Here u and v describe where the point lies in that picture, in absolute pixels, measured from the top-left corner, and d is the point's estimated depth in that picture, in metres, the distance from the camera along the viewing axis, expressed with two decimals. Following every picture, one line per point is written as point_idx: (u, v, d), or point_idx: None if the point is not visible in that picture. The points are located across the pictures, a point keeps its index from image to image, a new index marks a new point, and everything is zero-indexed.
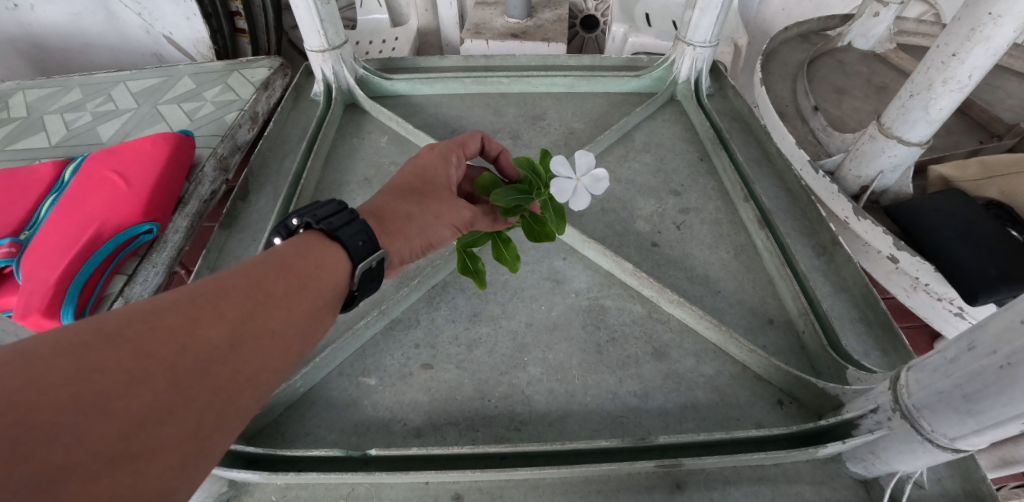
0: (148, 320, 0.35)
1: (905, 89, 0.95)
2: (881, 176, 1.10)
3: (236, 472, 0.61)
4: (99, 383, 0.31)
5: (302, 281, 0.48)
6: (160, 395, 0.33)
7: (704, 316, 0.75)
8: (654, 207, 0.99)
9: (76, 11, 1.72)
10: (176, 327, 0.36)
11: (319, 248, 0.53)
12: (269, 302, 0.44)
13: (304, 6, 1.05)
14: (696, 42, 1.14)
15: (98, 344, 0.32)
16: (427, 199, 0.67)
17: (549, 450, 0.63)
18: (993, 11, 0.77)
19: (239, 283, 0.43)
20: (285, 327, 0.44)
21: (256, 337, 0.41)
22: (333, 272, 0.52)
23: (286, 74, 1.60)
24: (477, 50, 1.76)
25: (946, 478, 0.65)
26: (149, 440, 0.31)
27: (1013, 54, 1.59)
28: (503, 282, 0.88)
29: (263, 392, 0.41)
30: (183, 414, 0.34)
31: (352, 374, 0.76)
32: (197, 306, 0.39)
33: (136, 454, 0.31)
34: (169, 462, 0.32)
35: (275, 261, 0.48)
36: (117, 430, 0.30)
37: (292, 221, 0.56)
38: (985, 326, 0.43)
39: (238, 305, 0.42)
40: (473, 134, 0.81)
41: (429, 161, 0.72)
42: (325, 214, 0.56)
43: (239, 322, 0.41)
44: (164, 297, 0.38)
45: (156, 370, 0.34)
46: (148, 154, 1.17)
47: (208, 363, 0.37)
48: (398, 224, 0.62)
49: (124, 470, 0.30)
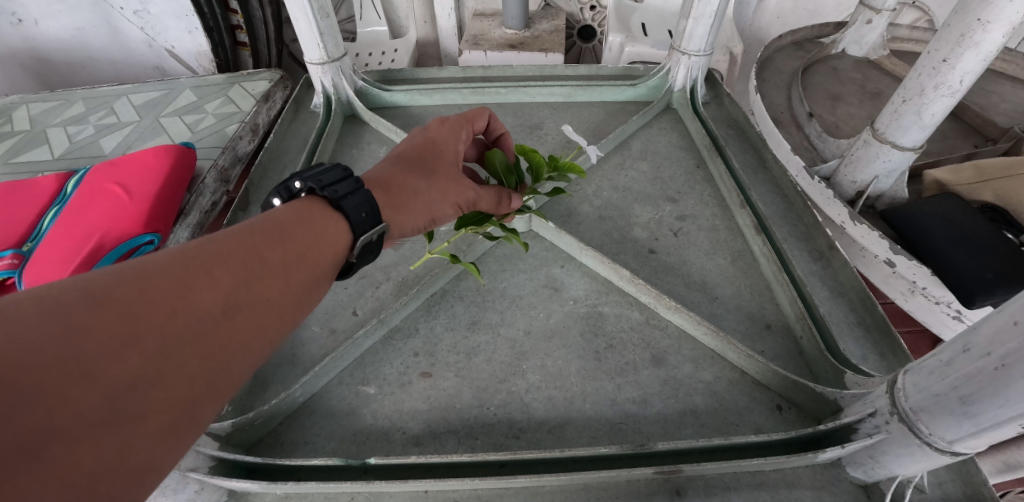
0: (137, 282, 0.35)
1: (896, 95, 0.96)
2: (877, 182, 1.10)
3: (236, 481, 0.60)
4: (85, 344, 0.31)
5: (299, 250, 0.48)
6: (149, 358, 0.33)
7: (702, 323, 0.76)
8: (652, 215, 0.99)
9: (80, 25, 1.75)
10: (167, 290, 0.36)
11: (320, 216, 0.53)
12: (265, 269, 0.44)
13: (305, 19, 1.07)
14: (690, 50, 1.16)
15: (85, 304, 0.32)
16: (435, 174, 0.68)
17: (548, 457, 0.62)
18: (982, 17, 0.78)
19: (235, 248, 0.43)
20: (278, 296, 0.45)
21: (248, 305, 0.41)
22: (330, 242, 0.52)
23: (286, 86, 1.62)
24: (475, 61, 1.79)
25: (946, 482, 0.65)
26: (133, 405, 0.32)
27: (1006, 59, 1.61)
28: (501, 289, 0.88)
29: (254, 360, 0.42)
30: (171, 380, 0.34)
31: (352, 383, 0.76)
32: (189, 270, 0.38)
33: (122, 418, 0.31)
34: (155, 428, 0.33)
35: (273, 227, 0.48)
36: (104, 394, 0.30)
37: (293, 185, 0.57)
38: (979, 328, 0.43)
39: (232, 271, 0.41)
40: (480, 113, 0.81)
41: (444, 140, 0.73)
42: (330, 181, 0.56)
43: (231, 288, 0.41)
44: (155, 258, 0.38)
45: (145, 333, 0.34)
46: (150, 167, 1.18)
47: (199, 328, 0.37)
48: (404, 197, 0.63)
49: (109, 434, 0.30)
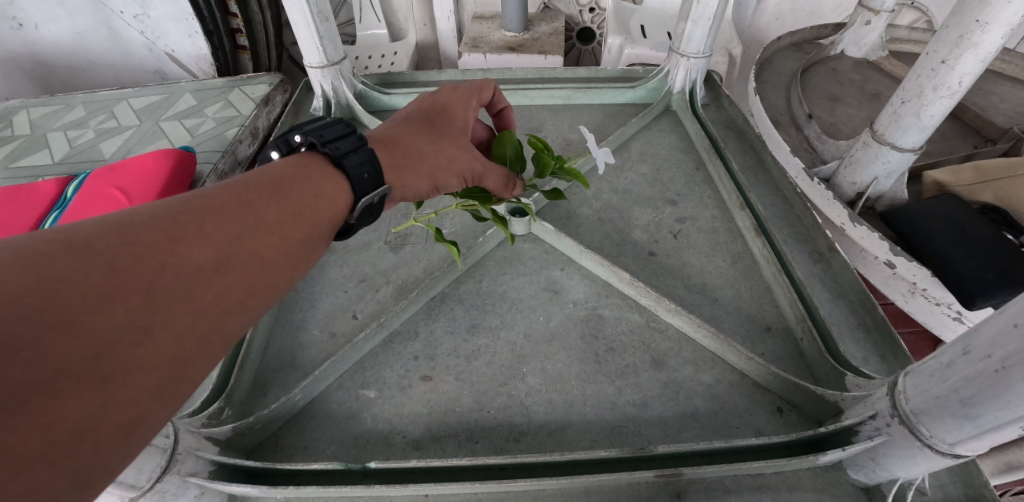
0: (122, 237, 0.34)
1: (896, 96, 0.96)
2: (876, 183, 1.10)
3: (236, 486, 0.60)
4: (67, 297, 0.30)
5: (297, 210, 0.47)
6: (135, 313, 0.32)
7: (702, 326, 0.76)
8: (652, 217, 0.99)
9: (81, 29, 1.75)
10: (155, 245, 0.35)
11: (320, 175, 0.51)
12: (260, 228, 0.43)
13: (305, 23, 1.07)
14: (690, 53, 1.16)
15: (66, 258, 0.31)
16: (441, 140, 0.66)
17: (549, 460, 0.63)
18: (981, 18, 0.78)
19: (228, 205, 0.42)
20: (274, 257, 0.43)
21: (242, 263, 0.40)
22: (332, 205, 0.50)
23: (286, 90, 1.62)
24: (475, 63, 1.80)
25: (947, 484, 0.65)
26: (120, 362, 0.31)
27: (1005, 59, 1.61)
28: (501, 292, 0.88)
29: (248, 318, 0.41)
30: (159, 336, 0.33)
31: (352, 387, 0.76)
32: (179, 226, 0.37)
33: (108, 373, 0.30)
34: (145, 385, 0.32)
35: (270, 184, 0.46)
36: (87, 348, 0.29)
37: (294, 138, 0.55)
38: (979, 331, 0.43)
39: (225, 228, 0.40)
40: (488, 84, 0.80)
41: (453, 105, 0.72)
42: (331, 137, 0.55)
43: (224, 246, 0.39)
44: (143, 212, 0.37)
45: (130, 289, 0.32)
46: (150, 172, 1.18)
47: (189, 286, 0.36)
48: (407, 161, 0.61)
49: (94, 389, 0.29)
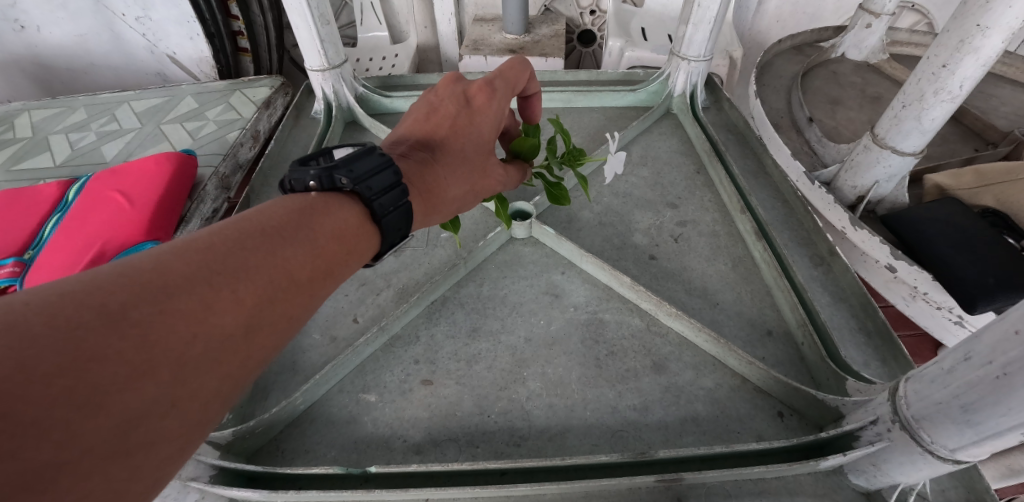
0: (155, 301, 0.30)
1: (897, 100, 0.96)
2: (877, 187, 1.10)
3: (237, 490, 0.60)
4: (97, 374, 0.27)
5: (332, 264, 0.42)
6: (164, 386, 0.29)
7: (703, 329, 0.76)
8: (652, 221, 0.99)
9: (83, 32, 1.76)
10: (187, 311, 0.31)
11: (356, 224, 0.46)
12: (292, 285, 0.39)
13: (305, 26, 1.07)
14: (690, 56, 1.16)
15: (99, 327, 0.28)
16: (472, 168, 0.62)
17: (549, 465, 0.62)
18: (982, 22, 0.78)
19: (263, 257, 0.38)
20: (303, 313, 0.40)
21: (271, 326, 0.37)
22: (363, 256, 0.47)
23: (286, 93, 1.62)
24: (475, 65, 1.80)
25: (949, 489, 0.65)
26: (146, 435, 0.28)
27: (1006, 62, 1.61)
28: (502, 296, 0.88)
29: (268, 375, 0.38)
30: (185, 408, 0.30)
31: (352, 391, 0.76)
32: (212, 286, 0.34)
33: (133, 449, 0.28)
34: (165, 457, 0.30)
35: (306, 231, 0.42)
36: (113, 427, 0.27)
37: (339, 177, 0.47)
38: (980, 337, 0.43)
39: (258, 288, 0.36)
40: (522, 70, 0.71)
41: (481, 113, 0.64)
42: (381, 188, 0.48)
43: (255, 309, 0.36)
44: (174, 263, 0.33)
45: (162, 361, 0.29)
46: (152, 174, 1.19)
47: (219, 346, 0.33)
48: (440, 199, 0.57)
49: (117, 465, 0.27)
